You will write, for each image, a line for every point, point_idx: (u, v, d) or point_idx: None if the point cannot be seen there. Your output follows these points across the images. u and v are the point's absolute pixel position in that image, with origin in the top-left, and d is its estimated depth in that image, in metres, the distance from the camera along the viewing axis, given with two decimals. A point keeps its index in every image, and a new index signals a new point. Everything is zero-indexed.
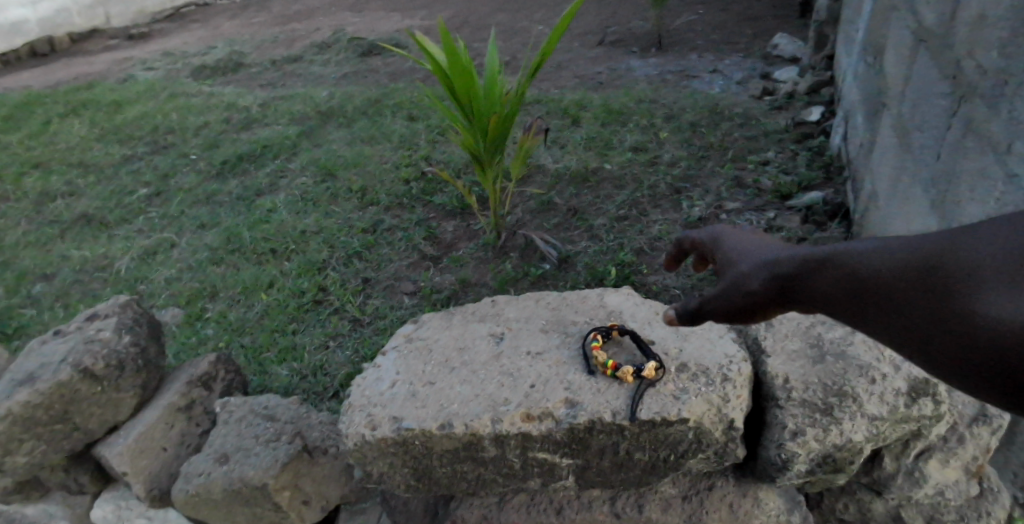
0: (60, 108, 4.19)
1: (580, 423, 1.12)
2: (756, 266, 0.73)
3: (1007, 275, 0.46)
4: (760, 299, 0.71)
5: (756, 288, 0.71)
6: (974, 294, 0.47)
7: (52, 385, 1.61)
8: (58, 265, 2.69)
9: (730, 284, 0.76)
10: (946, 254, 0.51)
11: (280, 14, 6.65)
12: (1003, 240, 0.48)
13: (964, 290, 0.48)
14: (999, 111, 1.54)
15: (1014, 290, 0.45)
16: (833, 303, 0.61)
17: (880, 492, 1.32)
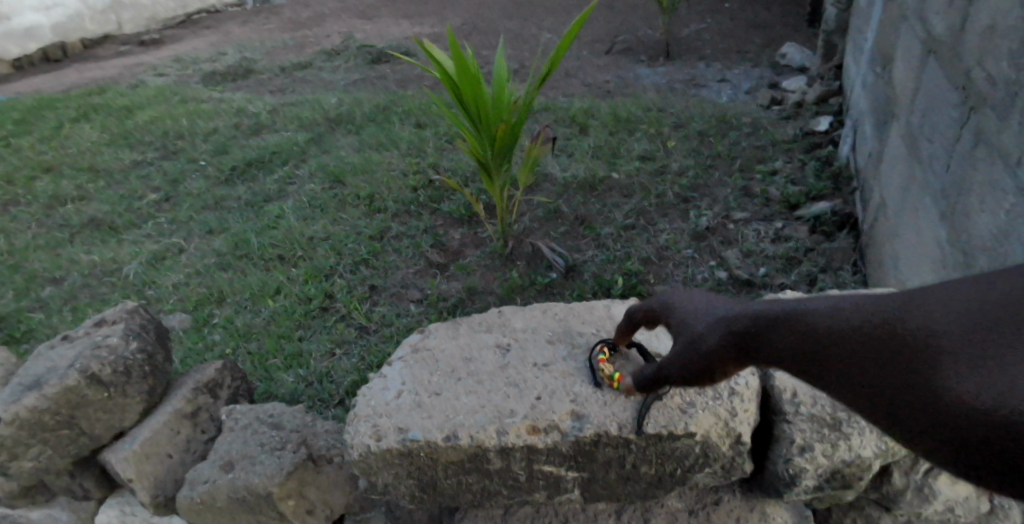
0: (72, 112, 4.23)
1: (587, 435, 1.11)
2: (711, 326, 0.85)
3: (966, 352, 0.57)
4: (718, 354, 0.82)
5: (712, 344, 0.83)
6: (940, 368, 0.57)
7: (59, 389, 1.62)
8: (67, 269, 2.70)
9: (691, 343, 0.87)
10: (909, 327, 0.61)
11: (290, 21, 6.71)
12: (956, 320, 0.60)
13: (928, 368, 0.58)
14: (1009, 121, 1.53)
15: (975, 367, 0.55)
16: (793, 359, 0.71)
17: (890, 508, 1.30)
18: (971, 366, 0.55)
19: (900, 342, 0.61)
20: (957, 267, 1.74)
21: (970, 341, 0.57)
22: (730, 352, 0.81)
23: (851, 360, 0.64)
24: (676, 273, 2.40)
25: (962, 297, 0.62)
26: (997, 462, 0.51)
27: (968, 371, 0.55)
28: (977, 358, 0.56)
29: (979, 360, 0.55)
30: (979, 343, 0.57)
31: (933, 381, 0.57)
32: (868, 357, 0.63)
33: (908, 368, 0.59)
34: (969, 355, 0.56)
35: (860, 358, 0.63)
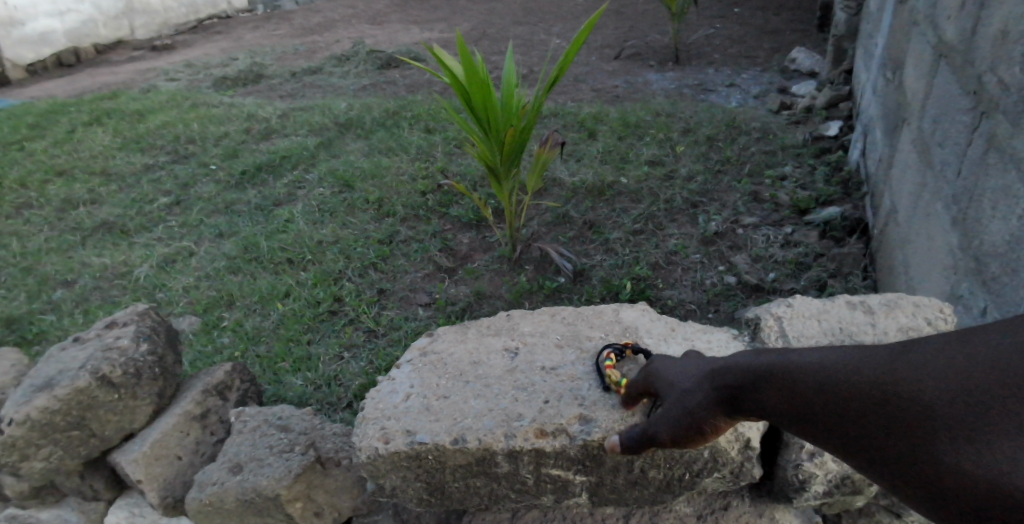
0: (85, 117, 4.28)
1: (594, 439, 1.11)
2: (698, 383, 0.95)
3: (947, 414, 0.64)
4: (707, 410, 0.93)
5: (702, 402, 0.93)
6: (930, 431, 0.65)
7: (70, 391, 1.63)
8: (78, 272, 2.73)
9: (680, 401, 0.97)
10: (896, 388, 0.69)
11: (301, 26, 6.77)
12: (936, 379, 0.67)
13: (921, 432, 0.66)
14: (1021, 127, 1.51)
15: (959, 433, 0.62)
16: (792, 416, 0.81)
17: (900, 514, 1.29)
18: (949, 430, 0.63)
19: (884, 407, 0.70)
20: (969, 273, 1.72)
21: (951, 403, 0.64)
22: (722, 407, 0.91)
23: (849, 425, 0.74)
24: (684, 278, 2.40)
25: (941, 350, 0.69)
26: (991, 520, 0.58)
27: (949, 437, 0.63)
28: (955, 421, 0.63)
29: (958, 425, 0.63)
30: (956, 404, 0.64)
31: (928, 445, 0.65)
32: (863, 420, 0.72)
33: (899, 435, 0.68)
34: (950, 420, 0.64)
35: (855, 419, 0.73)
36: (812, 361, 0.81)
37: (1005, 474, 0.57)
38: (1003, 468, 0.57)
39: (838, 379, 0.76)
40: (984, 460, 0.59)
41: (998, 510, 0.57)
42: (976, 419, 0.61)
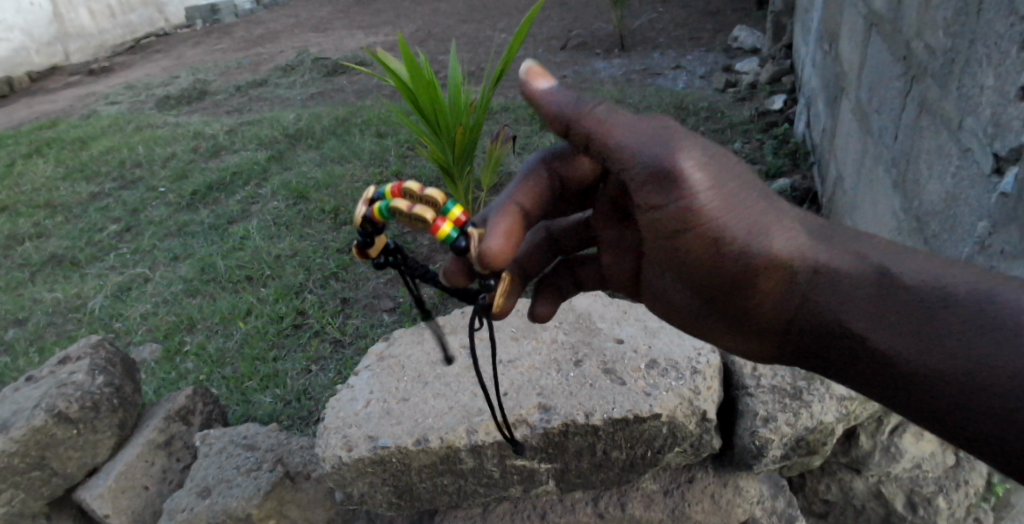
0: (23, 149, 4.14)
1: (555, 427, 1.12)
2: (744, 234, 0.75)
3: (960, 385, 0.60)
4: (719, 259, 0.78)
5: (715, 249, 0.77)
6: (934, 379, 0.62)
7: (26, 431, 1.59)
8: (30, 309, 2.64)
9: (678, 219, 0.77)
10: (942, 345, 0.61)
11: (243, 39, 6.65)
12: (986, 361, 0.58)
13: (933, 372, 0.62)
14: (949, 89, 1.57)
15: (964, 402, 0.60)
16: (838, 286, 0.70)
17: (859, 470, 1.35)
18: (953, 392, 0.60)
19: (923, 337, 0.62)
20: (912, 232, 1.79)
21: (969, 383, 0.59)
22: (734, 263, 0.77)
23: (874, 307, 0.67)
24: None
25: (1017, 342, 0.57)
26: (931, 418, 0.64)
27: (952, 395, 0.60)
28: (955, 390, 0.60)
29: (959, 395, 0.60)
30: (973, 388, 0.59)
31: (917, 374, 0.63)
32: (922, 310, 0.63)
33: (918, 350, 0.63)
34: (953, 388, 0.60)
35: (915, 306, 0.64)
36: (918, 275, 0.65)
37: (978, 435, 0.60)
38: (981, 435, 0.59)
39: (930, 290, 0.63)
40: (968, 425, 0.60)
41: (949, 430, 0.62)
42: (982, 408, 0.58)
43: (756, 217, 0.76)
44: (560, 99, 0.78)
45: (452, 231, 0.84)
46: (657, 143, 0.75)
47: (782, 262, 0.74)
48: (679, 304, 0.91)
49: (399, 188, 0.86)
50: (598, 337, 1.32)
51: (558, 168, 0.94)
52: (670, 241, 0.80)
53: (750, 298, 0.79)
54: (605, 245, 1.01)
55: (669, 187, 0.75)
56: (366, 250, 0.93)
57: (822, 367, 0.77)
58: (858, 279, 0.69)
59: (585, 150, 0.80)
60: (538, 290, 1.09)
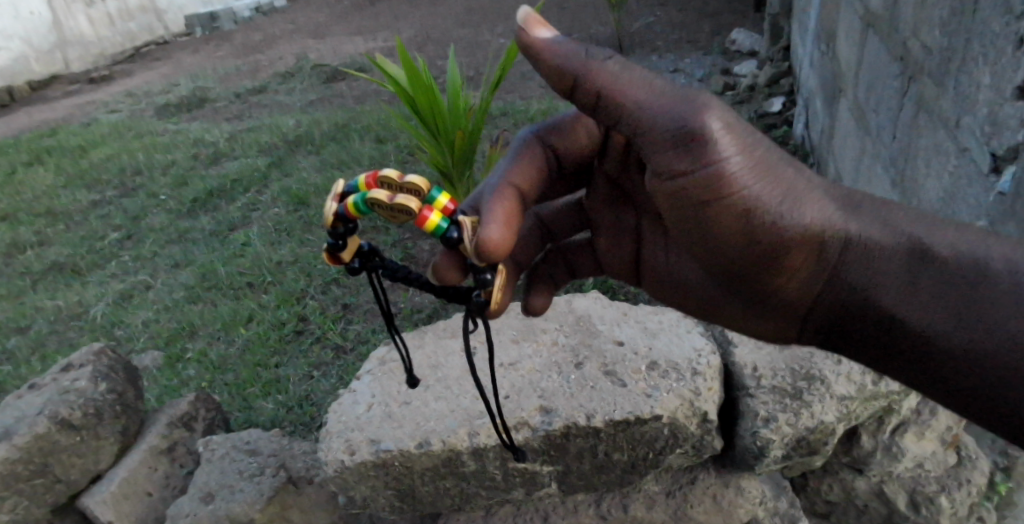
0: (24, 157, 4.15)
1: (556, 429, 1.13)
2: (781, 208, 0.78)
3: (986, 352, 0.70)
4: (749, 232, 0.80)
5: (749, 223, 0.79)
6: (963, 345, 0.71)
7: (29, 438, 1.59)
8: (31, 317, 2.65)
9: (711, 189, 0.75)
10: (976, 315, 0.70)
11: (242, 46, 6.68)
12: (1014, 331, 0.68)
13: (963, 340, 0.71)
14: (946, 88, 1.58)
15: (986, 365, 0.70)
16: (874, 257, 0.78)
17: (861, 470, 1.35)
18: (979, 357, 0.70)
19: (960, 309, 0.71)
20: None
21: (995, 350, 0.69)
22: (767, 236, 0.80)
23: (911, 277, 0.75)
24: None
25: None
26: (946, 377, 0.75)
27: (977, 359, 0.70)
28: (982, 355, 0.70)
29: (983, 360, 0.70)
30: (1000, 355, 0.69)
31: (945, 340, 0.73)
32: (954, 285, 0.72)
33: (952, 319, 0.72)
34: (980, 355, 0.70)
35: (948, 280, 0.72)
36: (953, 248, 0.73)
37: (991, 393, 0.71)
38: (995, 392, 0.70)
39: (967, 265, 0.72)
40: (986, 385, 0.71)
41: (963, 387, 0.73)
42: (1004, 371, 0.69)
43: (786, 185, 0.78)
44: (567, 51, 0.73)
45: (441, 222, 0.78)
46: (684, 103, 0.73)
47: (814, 234, 0.79)
48: (687, 279, 1.00)
49: (375, 178, 0.79)
50: (598, 339, 1.32)
51: (552, 143, 0.96)
52: (691, 210, 0.79)
53: (778, 274, 0.85)
54: (602, 229, 1.06)
55: (699, 151, 0.72)
56: (338, 253, 0.86)
57: (839, 325, 0.86)
58: (888, 251, 0.77)
59: (592, 107, 0.77)
60: (530, 281, 1.11)
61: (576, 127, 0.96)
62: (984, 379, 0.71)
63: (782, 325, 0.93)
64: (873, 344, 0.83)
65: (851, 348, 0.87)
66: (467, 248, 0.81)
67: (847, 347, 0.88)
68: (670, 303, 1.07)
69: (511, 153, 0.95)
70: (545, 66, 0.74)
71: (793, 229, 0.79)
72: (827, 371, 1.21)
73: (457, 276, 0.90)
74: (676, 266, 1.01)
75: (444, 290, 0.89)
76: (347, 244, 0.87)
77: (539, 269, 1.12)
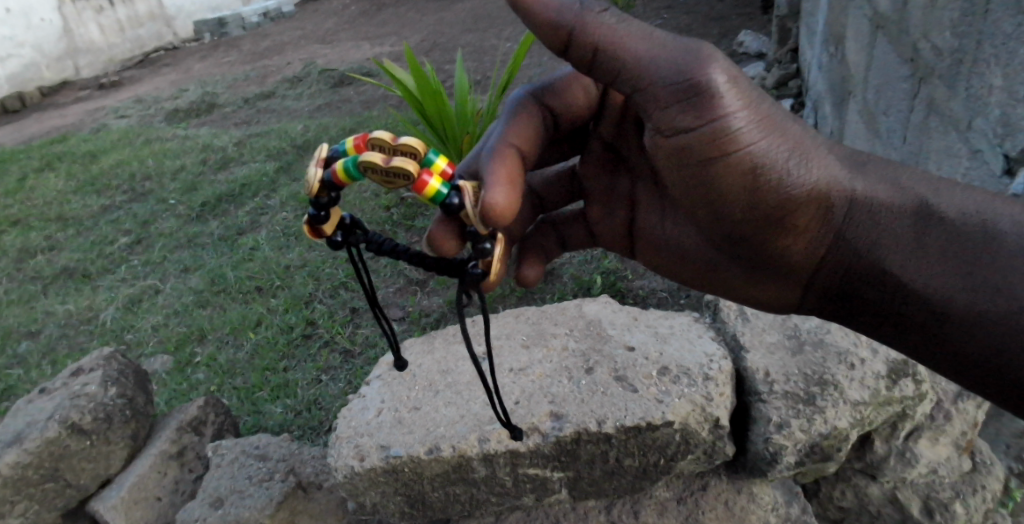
0: (35, 163, 4.19)
1: (566, 435, 1.12)
2: (789, 166, 0.79)
3: (995, 311, 0.71)
4: (754, 192, 0.80)
5: (754, 182, 0.79)
6: (972, 304, 0.72)
7: (40, 443, 1.60)
8: (42, 321, 2.66)
9: (715, 146, 0.77)
10: (987, 274, 0.72)
11: (250, 51, 6.72)
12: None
13: (971, 299, 0.73)
14: (957, 89, 1.57)
15: (995, 325, 0.71)
16: (880, 216, 0.79)
17: (874, 476, 1.34)
18: (989, 316, 0.72)
19: (971, 268, 0.73)
20: None
21: (1006, 310, 0.70)
22: (774, 195, 0.80)
23: (920, 236, 0.76)
24: None
25: None
26: (951, 340, 0.76)
27: (986, 319, 0.72)
28: (991, 316, 0.71)
29: (992, 319, 0.71)
30: (1009, 314, 0.70)
31: (953, 301, 0.74)
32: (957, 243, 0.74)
33: (961, 280, 0.73)
34: (990, 314, 0.71)
35: (952, 237, 0.75)
36: (963, 207, 0.75)
37: (998, 354, 0.72)
38: (1003, 354, 0.72)
39: (978, 223, 0.73)
40: (992, 346, 0.72)
41: (967, 350, 0.75)
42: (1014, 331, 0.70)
43: (793, 141, 0.79)
44: (560, 5, 0.73)
45: (441, 187, 0.78)
46: (689, 56, 0.75)
47: (820, 191, 0.80)
48: (684, 247, 0.98)
49: (366, 142, 0.79)
50: (608, 344, 1.32)
51: (547, 104, 0.96)
52: (696, 169, 0.80)
53: (782, 234, 0.85)
54: (594, 196, 1.07)
55: (703, 105, 0.75)
56: (320, 225, 0.86)
57: (840, 287, 0.86)
58: (894, 210, 0.78)
59: (589, 65, 0.77)
60: (521, 252, 1.08)
61: (573, 86, 0.97)
62: (993, 339, 0.72)
63: (783, 291, 0.93)
64: (876, 309, 0.84)
65: (853, 315, 0.88)
66: (469, 213, 0.81)
67: (849, 314, 0.88)
68: (665, 273, 1.05)
69: (506, 114, 0.94)
70: (536, 23, 0.74)
71: (800, 187, 0.80)
72: (840, 376, 1.20)
73: (456, 247, 0.87)
74: (674, 233, 0.99)
75: (439, 262, 0.88)
76: (329, 218, 0.87)
77: (530, 240, 1.10)
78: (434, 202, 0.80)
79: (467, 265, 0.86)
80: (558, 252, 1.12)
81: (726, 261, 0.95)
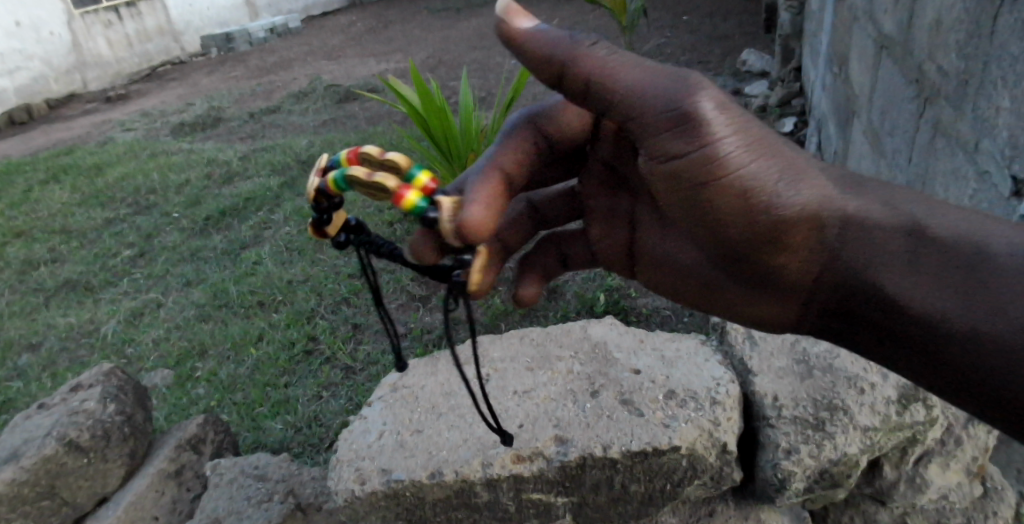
0: (41, 175, 4.20)
1: (572, 460, 1.10)
2: (783, 188, 0.76)
3: (999, 339, 0.67)
4: (750, 215, 0.78)
5: (748, 205, 0.77)
6: (975, 330, 0.68)
7: (37, 460, 1.58)
8: (43, 333, 2.65)
9: (708, 170, 0.75)
10: (987, 300, 0.68)
11: (257, 66, 6.78)
12: None
13: (973, 326, 0.69)
14: (964, 111, 1.56)
15: (999, 352, 0.67)
16: (876, 237, 0.75)
17: (884, 502, 1.31)
18: (993, 343, 0.67)
19: (974, 294, 0.69)
20: None
21: (1009, 338, 0.66)
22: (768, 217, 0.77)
23: (917, 259, 0.73)
24: None
25: None
26: (955, 368, 0.72)
27: (990, 347, 0.68)
28: (995, 344, 0.67)
29: (995, 347, 0.67)
30: (1013, 342, 0.66)
31: (955, 328, 0.70)
32: (956, 266, 0.70)
33: (961, 306, 0.69)
34: (994, 343, 0.67)
35: (949, 260, 0.71)
36: (959, 229, 0.72)
37: (1006, 384, 0.68)
38: (1010, 384, 0.67)
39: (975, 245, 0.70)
40: (998, 374, 0.68)
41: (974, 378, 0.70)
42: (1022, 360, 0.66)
43: (785, 162, 0.77)
44: (550, 39, 0.74)
45: (420, 200, 0.76)
46: (677, 84, 0.74)
47: (815, 213, 0.77)
48: (683, 265, 0.96)
49: (360, 154, 0.80)
50: (614, 368, 1.30)
51: (542, 126, 0.95)
52: (688, 191, 0.78)
53: (778, 255, 0.81)
54: (595, 215, 1.04)
55: (692, 131, 0.73)
56: (324, 227, 0.87)
57: (839, 308, 0.82)
58: (889, 231, 0.75)
59: (582, 96, 0.78)
60: (522, 270, 1.08)
61: (568, 111, 0.95)
62: (999, 367, 0.68)
63: (781, 311, 0.88)
64: (877, 332, 0.79)
65: (854, 337, 0.83)
66: (444, 228, 0.77)
67: (849, 336, 0.84)
68: (664, 292, 1.02)
69: (499, 139, 0.93)
70: (527, 57, 0.75)
71: (793, 209, 0.77)
72: (850, 401, 1.18)
73: None
74: (674, 251, 0.96)
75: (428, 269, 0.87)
76: (333, 219, 0.88)
77: (531, 258, 1.09)
78: (412, 215, 0.77)
79: (451, 274, 0.84)
80: (562, 270, 1.11)
81: (725, 279, 0.91)
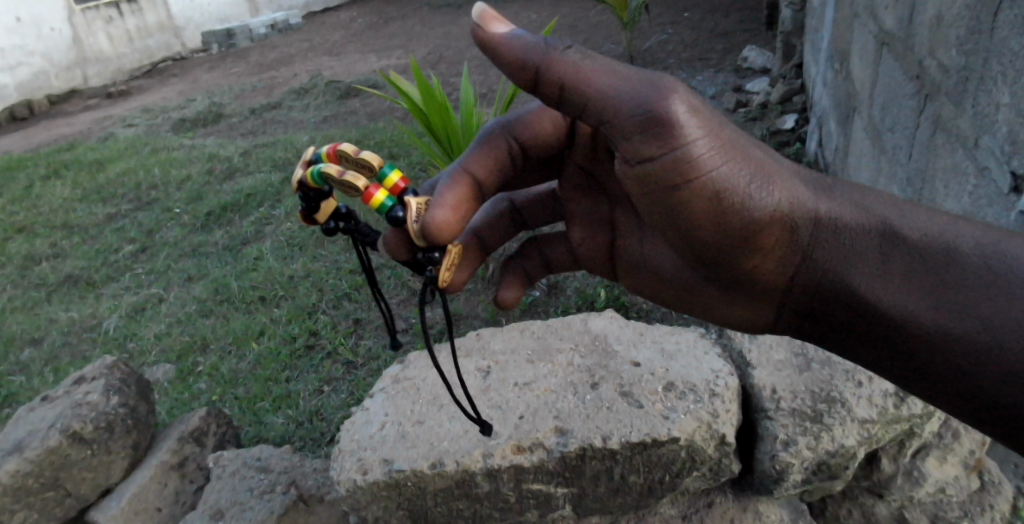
0: (42, 171, 4.21)
1: (571, 450, 1.11)
2: (753, 191, 0.73)
3: (972, 341, 0.65)
4: (723, 219, 0.75)
5: (721, 209, 0.74)
6: (948, 333, 0.66)
7: (41, 452, 1.59)
8: (45, 328, 2.66)
9: (680, 173, 0.72)
10: (959, 302, 0.66)
11: (258, 63, 6.78)
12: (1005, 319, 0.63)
13: (944, 327, 0.67)
14: (964, 107, 1.56)
15: (972, 353, 0.65)
16: (844, 237, 0.74)
17: (881, 494, 1.32)
18: (965, 345, 0.65)
19: (945, 296, 0.67)
20: None
21: (980, 340, 0.64)
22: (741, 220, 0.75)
23: (888, 260, 0.71)
24: None
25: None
26: (929, 370, 0.70)
27: (963, 349, 0.66)
28: (967, 347, 0.65)
29: (968, 350, 0.65)
30: (985, 344, 0.64)
31: (927, 330, 0.68)
32: (926, 267, 0.68)
33: (932, 308, 0.67)
34: (966, 345, 0.65)
35: (919, 260, 0.69)
36: (928, 227, 0.70)
37: (979, 386, 0.66)
38: (984, 386, 0.66)
39: (944, 245, 0.68)
40: (971, 377, 0.66)
41: (947, 380, 0.69)
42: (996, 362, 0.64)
43: (756, 165, 0.74)
44: (522, 44, 0.70)
45: (387, 200, 0.79)
46: (649, 86, 0.70)
47: (785, 215, 0.75)
48: (662, 268, 0.95)
49: (335, 152, 0.81)
50: (614, 360, 1.31)
51: (515, 132, 0.92)
52: (662, 197, 0.75)
53: (750, 257, 0.79)
54: (576, 221, 1.01)
55: (664, 135, 0.70)
56: (313, 215, 0.86)
57: (812, 310, 0.80)
58: (860, 233, 0.73)
59: (555, 101, 0.74)
60: (504, 273, 1.07)
61: (542, 116, 0.92)
62: (971, 369, 0.66)
63: (756, 312, 0.87)
64: (851, 333, 0.77)
65: (828, 338, 0.82)
66: (410, 229, 0.80)
67: (823, 337, 0.82)
68: (647, 294, 1.01)
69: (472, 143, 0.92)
70: (500, 60, 0.71)
71: (764, 212, 0.74)
72: (848, 393, 1.19)
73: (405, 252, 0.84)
74: (653, 255, 0.95)
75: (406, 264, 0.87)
76: (323, 207, 0.86)
77: (514, 262, 1.08)
78: (380, 214, 0.81)
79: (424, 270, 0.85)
80: (544, 274, 1.10)
81: (701, 281, 0.90)
